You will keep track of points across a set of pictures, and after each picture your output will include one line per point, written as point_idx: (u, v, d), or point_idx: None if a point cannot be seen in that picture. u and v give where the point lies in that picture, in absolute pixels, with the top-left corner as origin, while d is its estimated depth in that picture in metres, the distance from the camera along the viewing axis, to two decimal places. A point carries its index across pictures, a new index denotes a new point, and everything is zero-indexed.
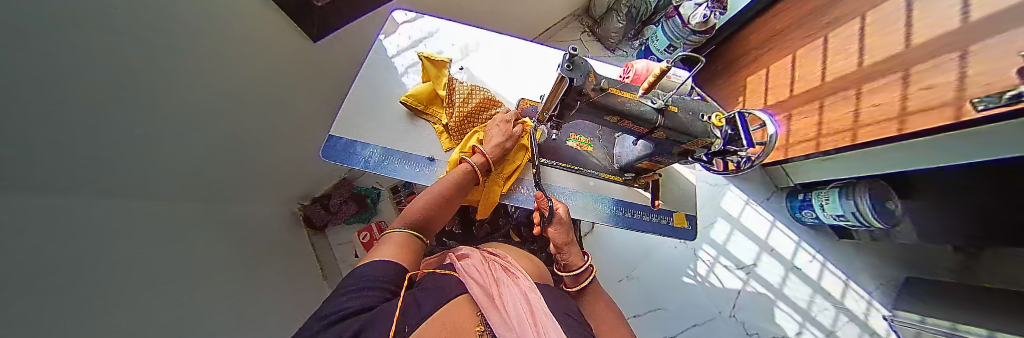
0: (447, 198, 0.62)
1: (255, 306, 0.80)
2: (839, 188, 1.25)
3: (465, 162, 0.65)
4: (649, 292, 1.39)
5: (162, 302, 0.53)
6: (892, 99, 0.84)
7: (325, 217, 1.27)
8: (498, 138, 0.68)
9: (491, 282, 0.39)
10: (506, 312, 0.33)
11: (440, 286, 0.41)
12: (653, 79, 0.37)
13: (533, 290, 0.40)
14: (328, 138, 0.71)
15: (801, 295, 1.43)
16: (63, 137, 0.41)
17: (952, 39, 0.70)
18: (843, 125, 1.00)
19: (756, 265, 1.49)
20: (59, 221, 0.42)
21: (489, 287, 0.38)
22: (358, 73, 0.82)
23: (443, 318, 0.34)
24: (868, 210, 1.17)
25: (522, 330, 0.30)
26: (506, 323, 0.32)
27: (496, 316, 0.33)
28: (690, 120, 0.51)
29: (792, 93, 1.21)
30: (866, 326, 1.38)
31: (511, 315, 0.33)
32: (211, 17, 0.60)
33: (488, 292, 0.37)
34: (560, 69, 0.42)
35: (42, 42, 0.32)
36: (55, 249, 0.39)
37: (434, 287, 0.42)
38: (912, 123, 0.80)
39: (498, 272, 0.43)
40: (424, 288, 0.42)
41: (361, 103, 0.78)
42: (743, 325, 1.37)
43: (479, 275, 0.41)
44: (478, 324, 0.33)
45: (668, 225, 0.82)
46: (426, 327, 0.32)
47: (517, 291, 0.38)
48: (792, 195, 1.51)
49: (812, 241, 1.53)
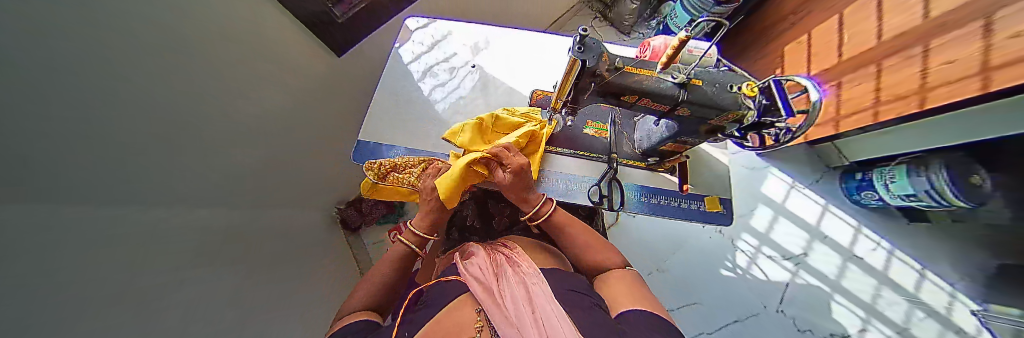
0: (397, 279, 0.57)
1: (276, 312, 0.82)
2: (908, 163, 1.08)
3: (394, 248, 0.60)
4: (682, 284, 1.32)
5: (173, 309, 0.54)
6: (971, 54, 0.69)
7: (358, 218, 1.35)
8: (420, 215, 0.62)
9: (490, 275, 0.39)
10: (505, 309, 0.32)
11: (439, 295, 0.44)
12: (671, 52, 0.34)
13: (536, 276, 0.39)
14: (357, 143, 0.74)
15: (864, 287, 1.27)
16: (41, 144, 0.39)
17: None
18: (907, 89, 0.86)
19: (805, 255, 1.35)
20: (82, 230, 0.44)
21: (487, 282, 0.38)
22: (378, 81, 0.87)
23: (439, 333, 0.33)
24: (946, 187, 1.00)
25: (523, 327, 0.29)
26: (506, 321, 0.30)
27: (495, 309, 0.32)
28: (716, 93, 0.47)
29: (841, 57, 1.08)
30: (951, 323, 1.17)
31: (511, 313, 0.31)
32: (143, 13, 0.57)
33: (487, 287, 0.37)
34: (570, 52, 0.40)
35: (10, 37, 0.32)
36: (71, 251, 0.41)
37: (439, 293, 0.44)
38: (998, 80, 0.64)
39: (500, 263, 0.43)
40: (424, 305, 0.44)
41: (383, 109, 0.82)
42: (794, 320, 1.24)
43: (480, 272, 0.40)
44: (476, 320, 0.33)
45: (700, 210, 0.77)
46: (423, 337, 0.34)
47: (516, 283, 0.37)
48: (848, 175, 1.35)
49: (873, 225, 1.36)
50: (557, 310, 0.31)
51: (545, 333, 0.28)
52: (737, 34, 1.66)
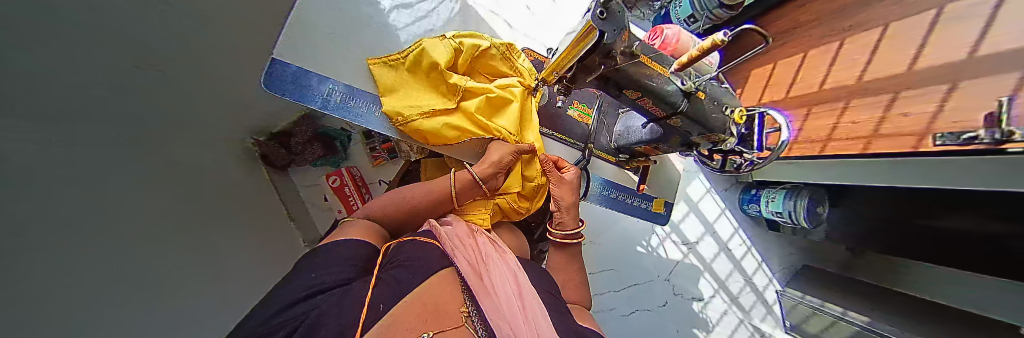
0: (406, 215, 0.54)
1: (222, 249, 0.74)
2: (788, 190, 1.37)
3: (427, 187, 0.56)
4: (604, 255, 1.55)
5: (135, 236, 0.48)
6: (871, 118, 0.87)
7: (285, 158, 1.08)
8: (440, 183, 0.56)
9: (477, 257, 0.38)
10: (496, 297, 0.31)
11: (419, 255, 0.37)
12: (695, 54, 0.30)
13: (519, 268, 0.41)
14: (269, 62, 0.53)
15: (724, 269, 1.71)
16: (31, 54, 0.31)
17: (946, 71, 0.72)
18: (818, 136, 1.04)
19: (697, 243, 1.71)
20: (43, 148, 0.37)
21: (475, 262, 0.37)
22: None
23: (425, 298, 0.30)
24: (801, 211, 1.31)
25: (511, 314, 0.28)
26: (496, 309, 0.29)
27: (486, 299, 0.30)
28: (712, 110, 0.47)
29: (787, 94, 1.20)
30: (761, 296, 1.70)
31: (501, 301, 0.31)
32: None
33: (476, 270, 0.35)
34: (590, 16, 0.31)
35: None
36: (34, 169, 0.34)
37: (415, 254, 0.38)
38: (877, 145, 0.85)
39: (483, 243, 0.43)
40: (397, 262, 0.37)
41: (321, 16, 0.60)
42: (674, 287, 1.63)
43: (467, 250, 0.39)
44: (463, 305, 0.31)
45: (646, 209, 0.86)
46: (403, 306, 0.29)
47: (505, 272, 0.37)
48: (747, 189, 1.66)
49: (748, 229, 1.77)
50: (541, 306, 0.33)
51: (534, 324, 0.28)
52: None
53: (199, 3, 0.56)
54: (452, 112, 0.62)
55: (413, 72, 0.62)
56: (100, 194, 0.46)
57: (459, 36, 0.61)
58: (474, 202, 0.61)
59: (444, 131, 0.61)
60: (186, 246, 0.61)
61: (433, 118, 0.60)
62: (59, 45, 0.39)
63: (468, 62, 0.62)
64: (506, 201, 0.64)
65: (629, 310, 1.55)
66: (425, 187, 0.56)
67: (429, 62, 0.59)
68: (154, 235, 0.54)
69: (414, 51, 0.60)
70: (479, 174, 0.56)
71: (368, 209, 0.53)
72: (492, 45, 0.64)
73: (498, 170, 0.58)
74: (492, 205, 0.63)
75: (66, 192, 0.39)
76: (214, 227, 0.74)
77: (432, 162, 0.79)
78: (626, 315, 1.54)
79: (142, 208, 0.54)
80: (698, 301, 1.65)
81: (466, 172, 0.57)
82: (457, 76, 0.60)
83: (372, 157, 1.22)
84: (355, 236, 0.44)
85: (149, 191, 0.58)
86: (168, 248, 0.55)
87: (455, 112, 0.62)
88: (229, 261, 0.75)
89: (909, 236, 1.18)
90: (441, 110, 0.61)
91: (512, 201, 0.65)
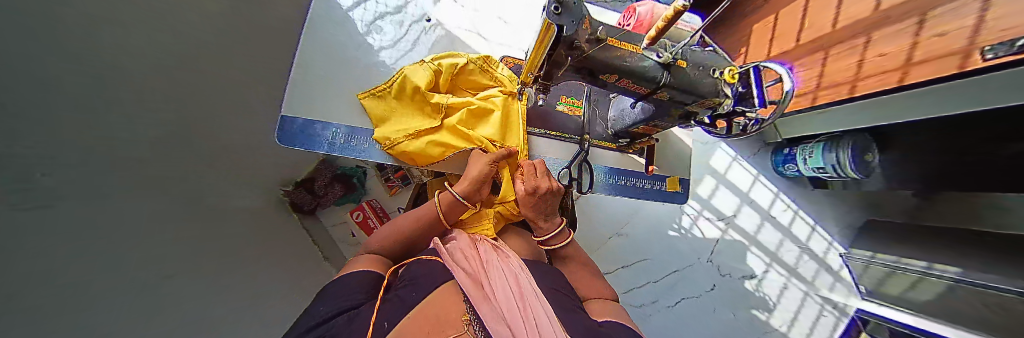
0: (409, 240, 0.54)
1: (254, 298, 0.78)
2: (824, 142, 1.24)
3: (418, 212, 0.56)
4: (634, 246, 1.48)
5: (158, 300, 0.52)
6: (902, 47, 0.78)
7: (312, 201, 1.15)
8: (419, 212, 0.57)
9: (478, 265, 0.38)
10: (496, 303, 0.31)
11: (422, 274, 0.38)
12: (659, 25, 0.24)
13: (523, 271, 0.40)
14: (279, 120, 0.60)
15: (772, 239, 1.57)
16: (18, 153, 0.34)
17: None
18: (843, 77, 0.94)
19: (734, 216, 1.59)
20: (56, 231, 0.41)
21: (475, 271, 0.36)
22: (303, 27, 0.68)
23: (427, 312, 0.31)
24: (847, 162, 1.20)
25: (512, 319, 0.28)
26: (496, 315, 0.29)
27: (485, 306, 0.30)
28: (699, 77, 0.45)
29: (798, 41, 1.13)
30: (823, 263, 1.53)
31: (502, 305, 0.30)
32: None
33: (476, 279, 0.35)
34: (545, 13, 0.32)
35: None
36: (48, 254, 0.37)
37: (418, 273, 0.38)
38: (914, 73, 0.75)
39: (485, 251, 0.43)
40: (403, 282, 0.38)
41: (316, 65, 0.66)
42: (718, 267, 1.52)
43: (467, 262, 0.39)
44: (465, 313, 0.30)
45: (660, 190, 0.82)
46: (406, 323, 0.29)
47: (506, 275, 0.36)
48: (778, 150, 1.54)
49: (790, 191, 1.63)
50: (545, 306, 0.32)
51: (535, 326, 0.27)
52: (724, 15, 1.58)
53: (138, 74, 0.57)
54: (435, 130, 0.63)
55: (399, 98, 0.65)
56: (134, 266, 0.51)
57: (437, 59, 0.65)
58: (478, 214, 0.63)
59: (431, 150, 0.63)
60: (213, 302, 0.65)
61: (420, 138, 0.62)
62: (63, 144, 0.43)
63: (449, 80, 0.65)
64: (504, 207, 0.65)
65: (674, 299, 1.45)
66: (417, 211, 0.57)
67: (411, 88, 0.63)
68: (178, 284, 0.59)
69: (397, 80, 0.64)
70: (463, 194, 0.56)
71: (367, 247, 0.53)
72: (468, 61, 0.66)
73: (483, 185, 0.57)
74: (491, 214, 0.64)
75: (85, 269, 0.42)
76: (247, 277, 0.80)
77: (436, 181, 0.82)
78: (672, 306, 1.44)
79: (175, 271, 0.59)
80: (750, 280, 1.51)
81: (448, 193, 0.57)
82: (438, 95, 0.63)
83: (387, 187, 1.27)
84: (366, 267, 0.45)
85: (183, 254, 0.63)
86: (195, 306, 0.59)
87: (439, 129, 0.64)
88: (261, 309, 0.79)
89: (957, 174, 1.06)
90: (426, 131, 0.63)
91: (510, 207, 0.65)
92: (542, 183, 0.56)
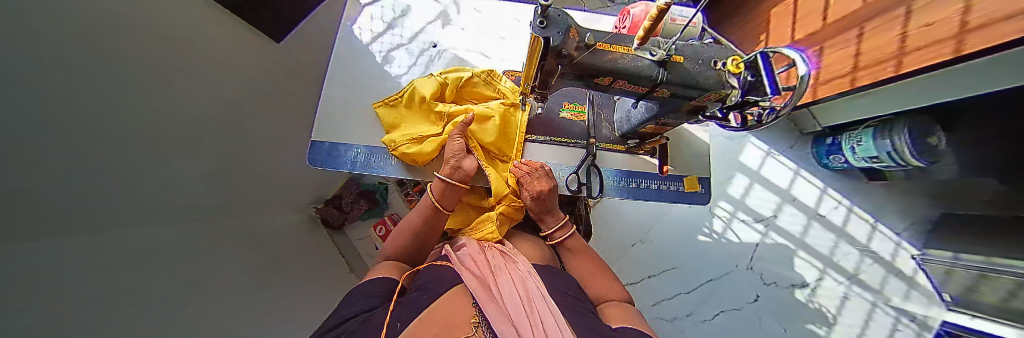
0: (416, 240, 0.55)
1: (283, 311, 0.83)
2: (874, 127, 1.11)
3: (417, 208, 0.57)
4: (662, 253, 1.38)
5: (197, 314, 0.57)
6: (953, 14, 0.68)
7: (340, 217, 1.24)
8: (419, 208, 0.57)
9: (486, 269, 0.38)
10: (504, 304, 0.31)
11: (432, 279, 0.39)
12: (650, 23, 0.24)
13: (531, 276, 0.39)
14: (310, 145, 0.67)
15: (823, 241, 1.40)
16: (54, 190, 0.39)
17: None
18: (885, 54, 0.85)
19: (775, 217, 1.44)
20: (101, 255, 0.45)
21: (484, 276, 0.36)
22: (332, 51, 0.78)
23: (438, 315, 0.31)
24: (905, 149, 1.05)
25: (520, 323, 0.28)
26: (502, 316, 0.29)
27: (492, 308, 0.30)
28: (698, 70, 0.43)
29: (824, 23, 1.06)
30: (891, 267, 1.33)
31: (509, 307, 0.30)
32: (147, 39, 0.56)
33: (485, 283, 0.35)
34: (533, 29, 0.35)
35: (18, 98, 0.31)
36: (92, 275, 0.42)
37: (429, 279, 0.39)
38: (972, 41, 0.63)
39: (494, 256, 0.43)
40: (416, 286, 0.39)
41: (341, 86, 0.74)
42: (761, 275, 1.37)
43: (476, 265, 0.39)
44: (474, 315, 0.31)
45: (677, 191, 0.77)
46: (417, 324, 0.30)
47: (512, 279, 0.36)
48: (819, 140, 1.40)
49: (840, 186, 1.46)
50: (553, 310, 0.31)
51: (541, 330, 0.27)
52: (739, 5, 1.53)
53: (185, 116, 0.66)
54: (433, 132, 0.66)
55: (409, 106, 0.69)
56: (176, 284, 0.56)
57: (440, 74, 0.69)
58: (480, 219, 0.62)
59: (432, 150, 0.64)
60: (247, 315, 0.70)
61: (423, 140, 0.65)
62: (113, 180, 0.50)
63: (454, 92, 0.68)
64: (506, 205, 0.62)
65: (712, 312, 1.32)
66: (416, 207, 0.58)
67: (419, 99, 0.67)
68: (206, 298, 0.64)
69: (407, 91, 0.69)
70: (432, 189, 0.57)
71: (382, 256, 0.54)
72: (474, 74, 0.69)
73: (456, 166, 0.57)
74: (495, 216, 0.61)
75: (136, 287, 0.48)
76: (276, 293, 0.85)
77: None
78: (711, 319, 1.31)
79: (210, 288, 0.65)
80: (803, 288, 1.34)
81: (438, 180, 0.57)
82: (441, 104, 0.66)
83: (407, 201, 1.32)
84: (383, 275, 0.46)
85: (217, 272, 0.69)
86: (229, 320, 0.63)
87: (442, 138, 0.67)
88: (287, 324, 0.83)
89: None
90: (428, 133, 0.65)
91: (510, 202, 0.62)
92: (541, 184, 0.60)
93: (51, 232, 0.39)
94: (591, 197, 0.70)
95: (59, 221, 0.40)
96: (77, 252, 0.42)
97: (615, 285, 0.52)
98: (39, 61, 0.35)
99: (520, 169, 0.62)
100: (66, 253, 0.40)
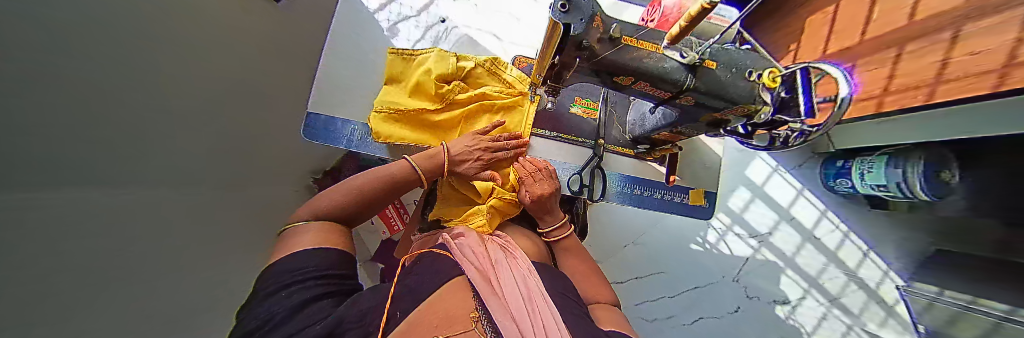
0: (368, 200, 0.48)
1: None
2: (889, 153, 1.08)
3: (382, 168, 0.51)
4: (653, 257, 1.39)
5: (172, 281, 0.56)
6: (1001, 45, 0.63)
7: None
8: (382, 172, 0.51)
9: (487, 262, 0.36)
10: (506, 301, 0.29)
11: (428, 267, 0.38)
12: (680, 27, 0.22)
13: (532, 275, 0.38)
14: (307, 116, 0.64)
15: (815, 264, 1.40)
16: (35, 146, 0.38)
17: None
18: (921, 80, 0.80)
19: (770, 234, 1.44)
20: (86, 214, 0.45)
21: (485, 268, 0.35)
22: (336, 7, 0.73)
23: (436, 306, 0.30)
24: (918, 182, 1.03)
25: (522, 321, 0.26)
26: (506, 313, 0.27)
27: (495, 305, 0.28)
28: (730, 80, 0.40)
29: (863, 38, 1.00)
30: (876, 294, 1.34)
31: (511, 305, 0.28)
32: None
33: (486, 276, 0.33)
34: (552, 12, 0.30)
35: None
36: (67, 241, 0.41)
37: (425, 269, 0.38)
38: None
39: (494, 251, 0.40)
40: (412, 273, 0.38)
41: (347, 50, 0.71)
42: (746, 288, 1.38)
43: (475, 257, 0.37)
44: (473, 310, 0.29)
45: (681, 203, 0.76)
46: (418, 314, 0.29)
47: (514, 275, 0.34)
48: (830, 161, 1.35)
49: (841, 212, 1.44)
50: (554, 314, 0.29)
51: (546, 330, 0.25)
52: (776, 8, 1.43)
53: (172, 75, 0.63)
54: (397, 115, 0.64)
55: (401, 81, 0.67)
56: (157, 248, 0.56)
57: (450, 53, 0.67)
58: (470, 212, 0.61)
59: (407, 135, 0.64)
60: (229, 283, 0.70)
61: (406, 118, 0.64)
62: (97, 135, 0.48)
63: (458, 76, 0.65)
64: (499, 198, 0.61)
65: (691, 318, 1.35)
66: (382, 168, 0.51)
67: (411, 82, 0.65)
68: (200, 257, 0.67)
69: (417, 58, 0.66)
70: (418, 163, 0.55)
71: (316, 206, 0.44)
72: (477, 63, 0.67)
73: (485, 167, 0.61)
74: (485, 210, 0.60)
75: (112, 253, 0.47)
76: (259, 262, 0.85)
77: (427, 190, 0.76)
78: (689, 325, 1.34)
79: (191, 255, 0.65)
80: (784, 305, 1.36)
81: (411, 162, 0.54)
82: (443, 85, 0.64)
83: None
84: (330, 246, 0.38)
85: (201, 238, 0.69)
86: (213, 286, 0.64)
87: (439, 133, 0.67)
88: None
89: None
90: (409, 115, 0.64)
91: (501, 195, 0.61)
92: (546, 187, 0.60)
93: (39, 191, 0.39)
94: (592, 200, 0.68)
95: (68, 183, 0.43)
96: (62, 212, 0.41)
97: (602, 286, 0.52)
98: (27, 27, 0.35)
99: (523, 166, 0.62)
100: (55, 205, 0.40)
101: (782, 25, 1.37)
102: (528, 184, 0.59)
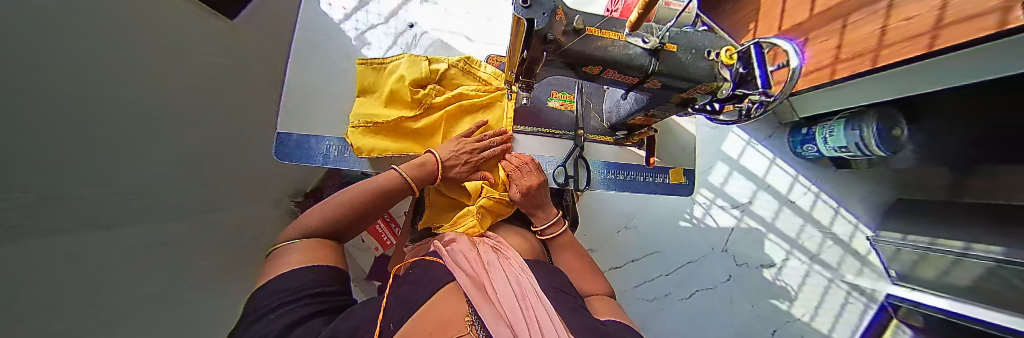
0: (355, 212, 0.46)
1: None
2: (846, 118, 1.16)
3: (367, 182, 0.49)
4: (646, 239, 1.44)
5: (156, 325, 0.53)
6: (930, 9, 0.70)
7: None
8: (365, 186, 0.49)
9: (479, 266, 0.36)
10: (499, 302, 0.28)
11: (421, 277, 0.37)
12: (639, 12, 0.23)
13: (526, 274, 0.38)
14: (276, 137, 0.61)
15: (792, 226, 1.49)
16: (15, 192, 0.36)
17: None
18: (865, 47, 0.86)
19: (750, 203, 1.52)
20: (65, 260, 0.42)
21: (477, 273, 0.34)
22: (297, 18, 0.69)
23: (427, 316, 0.29)
24: (873, 140, 1.12)
25: (515, 320, 0.25)
26: (498, 314, 0.26)
27: (487, 308, 0.27)
28: (691, 61, 0.42)
29: (812, 13, 1.07)
30: (849, 247, 1.45)
31: (504, 306, 0.27)
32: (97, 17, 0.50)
33: (478, 280, 0.33)
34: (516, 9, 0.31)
35: None
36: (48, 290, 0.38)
37: (417, 280, 0.37)
38: (945, 36, 0.65)
39: (487, 254, 0.40)
40: (404, 284, 0.37)
41: (314, 64, 0.68)
42: (734, 257, 1.46)
43: (467, 263, 0.37)
44: (467, 314, 0.27)
45: (664, 183, 0.79)
46: (412, 325, 0.28)
47: (507, 276, 0.34)
48: (795, 130, 1.45)
49: (811, 175, 1.55)
50: (547, 310, 0.30)
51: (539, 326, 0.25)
52: None
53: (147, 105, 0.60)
54: (377, 129, 0.62)
55: (375, 90, 0.65)
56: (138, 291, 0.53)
57: (421, 57, 0.66)
58: (459, 214, 0.60)
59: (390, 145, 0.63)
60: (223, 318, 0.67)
61: (386, 129, 0.63)
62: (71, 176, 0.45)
63: (433, 79, 0.65)
64: (488, 197, 0.61)
65: (688, 291, 1.41)
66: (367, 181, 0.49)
67: (385, 91, 0.63)
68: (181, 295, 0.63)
69: (387, 66, 0.65)
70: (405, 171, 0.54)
71: (303, 225, 0.42)
72: (450, 64, 0.66)
73: (474, 168, 0.62)
74: (475, 210, 0.60)
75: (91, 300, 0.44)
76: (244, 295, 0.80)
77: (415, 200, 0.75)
78: (686, 299, 1.40)
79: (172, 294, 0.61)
80: (770, 268, 1.45)
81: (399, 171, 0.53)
82: (419, 90, 0.63)
83: None
84: (317, 262, 0.36)
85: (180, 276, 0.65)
86: None
87: (422, 140, 0.66)
88: None
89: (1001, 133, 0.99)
90: (389, 125, 0.63)
91: (489, 194, 0.61)
92: (534, 180, 0.61)
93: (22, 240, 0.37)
94: (578, 189, 0.70)
95: (53, 224, 0.41)
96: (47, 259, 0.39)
97: (595, 279, 0.53)
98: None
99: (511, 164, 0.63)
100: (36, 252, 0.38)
101: (739, 6, 1.44)
102: (517, 180, 0.60)
